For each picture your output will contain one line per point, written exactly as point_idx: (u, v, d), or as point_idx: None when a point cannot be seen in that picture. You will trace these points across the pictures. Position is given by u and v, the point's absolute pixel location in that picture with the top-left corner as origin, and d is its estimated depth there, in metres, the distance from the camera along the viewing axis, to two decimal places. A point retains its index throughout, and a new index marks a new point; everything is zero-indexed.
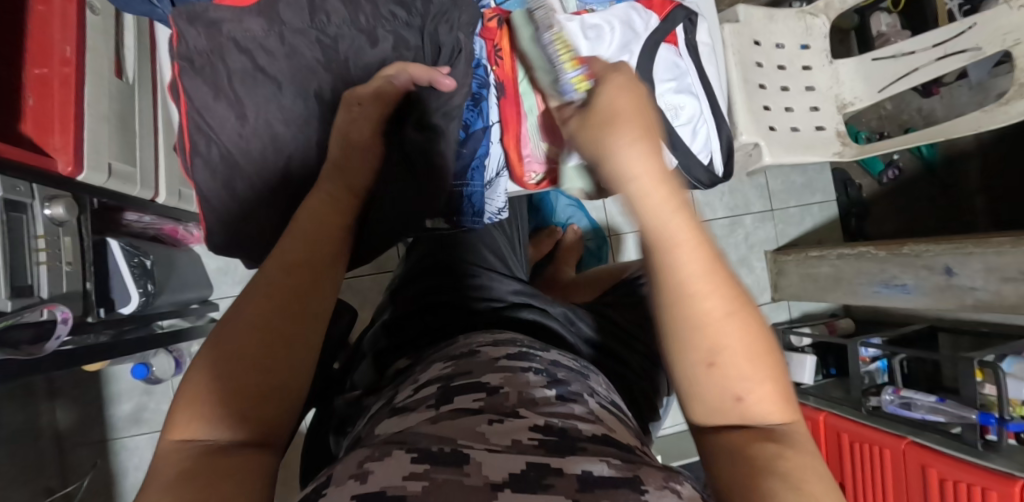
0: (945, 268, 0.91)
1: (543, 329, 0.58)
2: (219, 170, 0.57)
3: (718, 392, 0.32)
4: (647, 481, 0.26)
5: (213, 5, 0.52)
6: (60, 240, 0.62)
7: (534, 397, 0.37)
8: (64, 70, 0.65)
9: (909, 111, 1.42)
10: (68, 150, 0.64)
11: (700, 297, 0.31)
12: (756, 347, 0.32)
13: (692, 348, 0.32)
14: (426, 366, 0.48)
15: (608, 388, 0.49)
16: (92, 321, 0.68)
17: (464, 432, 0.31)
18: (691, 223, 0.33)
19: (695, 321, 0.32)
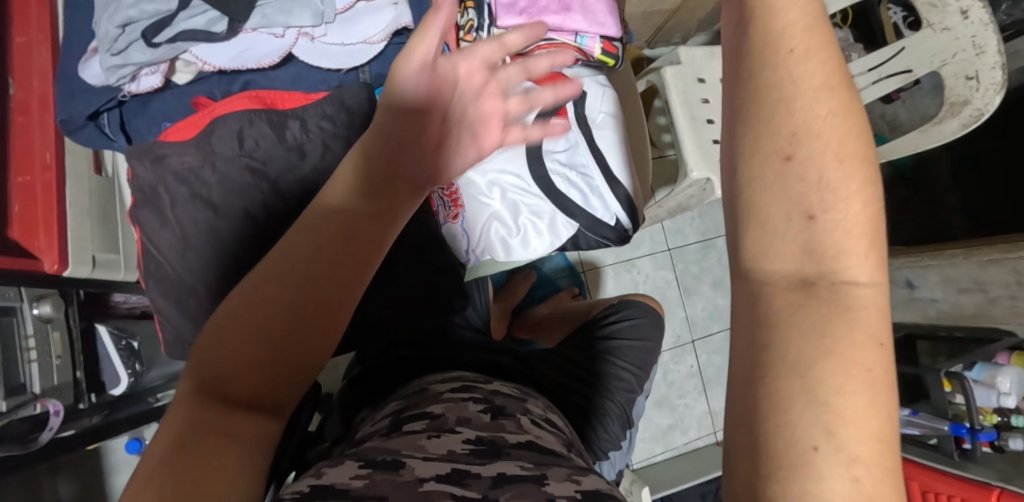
0: (907, 281, 0.94)
1: (495, 364, 0.63)
2: (165, 287, 0.56)
3: (809, 243, 0.25)
4: (552, 477, 0.30)
5: (156, 142, 0.54)
6: (49, 335, 0.66)
7: (472, 420, 0.40)
8: (46, 175, 0.70)
9: (872, 118, 1.39)
10: (54, 249, 0.69)
11: (798, 81, 0.25)
12: (862, 159, 0.25)
13: (768, 125, 0.25)
14: (382, 408, 0.51)
15: (545, 406, 0.53)
16: (84, 407, 0.71)
17: (406, 444, 0.35)
18: (809, 7, 0.26)
19: (770, 101, 0.25)
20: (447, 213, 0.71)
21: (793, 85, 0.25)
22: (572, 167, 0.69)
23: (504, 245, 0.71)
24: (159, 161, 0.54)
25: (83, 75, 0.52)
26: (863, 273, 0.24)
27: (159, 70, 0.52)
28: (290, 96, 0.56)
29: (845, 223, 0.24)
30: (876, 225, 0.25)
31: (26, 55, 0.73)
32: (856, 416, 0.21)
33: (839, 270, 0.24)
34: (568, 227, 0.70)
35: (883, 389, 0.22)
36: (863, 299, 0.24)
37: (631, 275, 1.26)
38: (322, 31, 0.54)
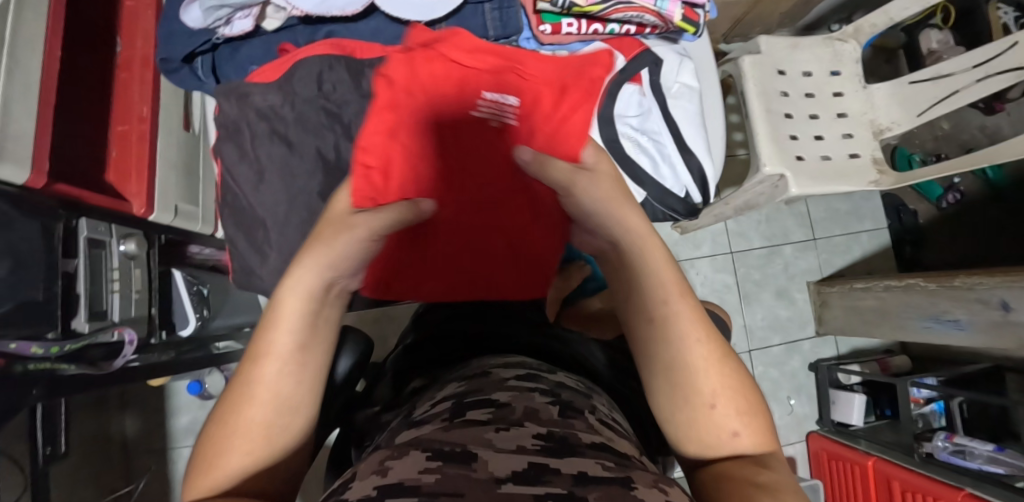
0: (1001, 302, 0.83)
1: (556, 351, 0.59)
2: (241, 222, 0.61)
3: (711, 436, 0.35)
4: (638, 480, 0.27)
5: (245, 83, 0.59)
6: (131, 271, 0.72)
7: (540, 412, 0.37)
8: (141, 126, 0.76)
9: (970, 130, 1.27)
10: (142, 195, 0.74)
11: (690, 355, 0.35)
12: (727, 365, 0.36)
13: (675, 389, 0.35)
14: (439, 386, 0.50)
15: (610, 405, 0.50)
16: (154, 342, 0.77)
17: (474, 437, 0.31)
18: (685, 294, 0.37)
19: (683, 370, 0.35)
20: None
21: (690, 353, 0.35)
22: (643, 133, 0.66)
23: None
24: (243, 102, 0.59)
25: (182, 18, 0.53)
26: (749, 442, 0.35)
27: (250, 14, 0.54)
28: (370, 47, 0.61)
29: (726, 415, 0.35)
30: (749, 397, 0.36)
31: (134, 16, 0.80)
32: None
33: (736, 441, 0.35)
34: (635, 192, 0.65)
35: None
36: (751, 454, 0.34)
37: (689, 275, 1.19)
38: None
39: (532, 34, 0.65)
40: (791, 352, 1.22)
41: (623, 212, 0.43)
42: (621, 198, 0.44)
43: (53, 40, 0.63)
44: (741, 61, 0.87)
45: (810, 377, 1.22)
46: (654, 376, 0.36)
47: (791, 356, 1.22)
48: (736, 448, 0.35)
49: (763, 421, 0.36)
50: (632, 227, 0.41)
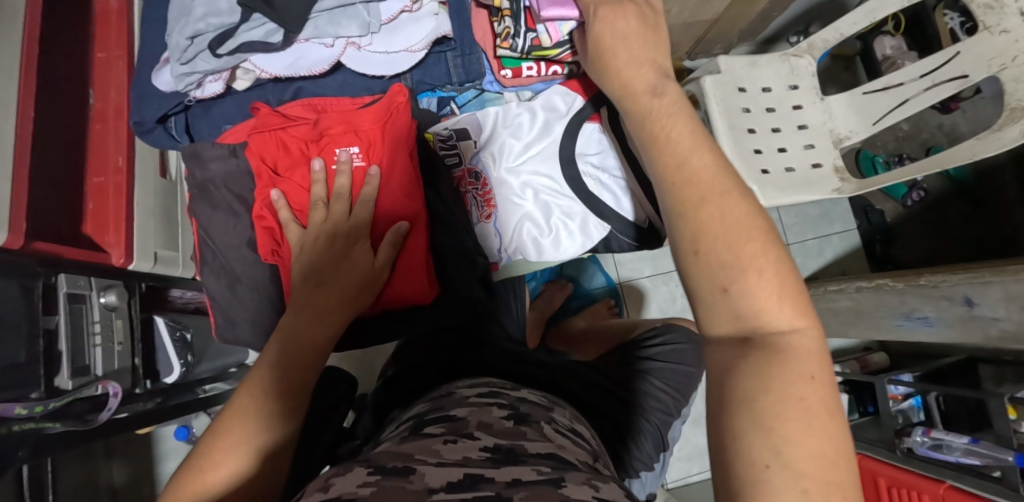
0: (965, 298, 0.87)
1: (528, 374, 0.61)
2: (221, 273, 0.62)
3: (730, 313, 0.38)
4: (569, 479, 0.29)
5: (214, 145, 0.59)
6: (113, 322, 0.72)
7: (492, 426, 0.40)
8: (117, 177, 0.77)
9: (929, 129, 1.32)
10: (121, 244, 0.75)
11: (708, 208, 0.40)
12: (752, 237, 0.38)
13: (689, 240, 0.40)
14: (408, 410, 0.53)
15: (572, 417, 0.53)
16: (140, 391, 0.77)
17: (422, 448, 0.34)
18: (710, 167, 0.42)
19: (692, 217, 0.40)
20: (479, 212, 0.67)
21: (710, 220, 0.40)
22: (605, 171, 0.66)
23: (535, 245, 0.66)
24: (202, 162, 0.59)
25: (153, 82, 0.55)
26: (785, 320, 0.37)
27: (221, 78, 0.55)
28: (339, 102, 0.61)
29: (753, 287, 0.37)
30: (782, 281, 0.37)
31: (105, 69, 0.81)
32: (796, 435, 0.30)
33: (764, 323, 0.37)
34: (600, 229, 0.65)
35: (825, 416, 0.31)
36: (791, 341, 0.36)
37: (670, 288, 1.20)
38: (368, 40, 0.56)
39: (495, 77, 0.63)
40: None
41: (660, 112, 0.46)
42: (663, 102, 0.46)
43: (27, 101, 0.64)
44: (702, 81, 0.91)
45: None
46: (678, 241, 0.41)
47: None
48: (767, 325, 0.37)
49: (806, 306, 0.37)
50: (665, 111, 0.46)
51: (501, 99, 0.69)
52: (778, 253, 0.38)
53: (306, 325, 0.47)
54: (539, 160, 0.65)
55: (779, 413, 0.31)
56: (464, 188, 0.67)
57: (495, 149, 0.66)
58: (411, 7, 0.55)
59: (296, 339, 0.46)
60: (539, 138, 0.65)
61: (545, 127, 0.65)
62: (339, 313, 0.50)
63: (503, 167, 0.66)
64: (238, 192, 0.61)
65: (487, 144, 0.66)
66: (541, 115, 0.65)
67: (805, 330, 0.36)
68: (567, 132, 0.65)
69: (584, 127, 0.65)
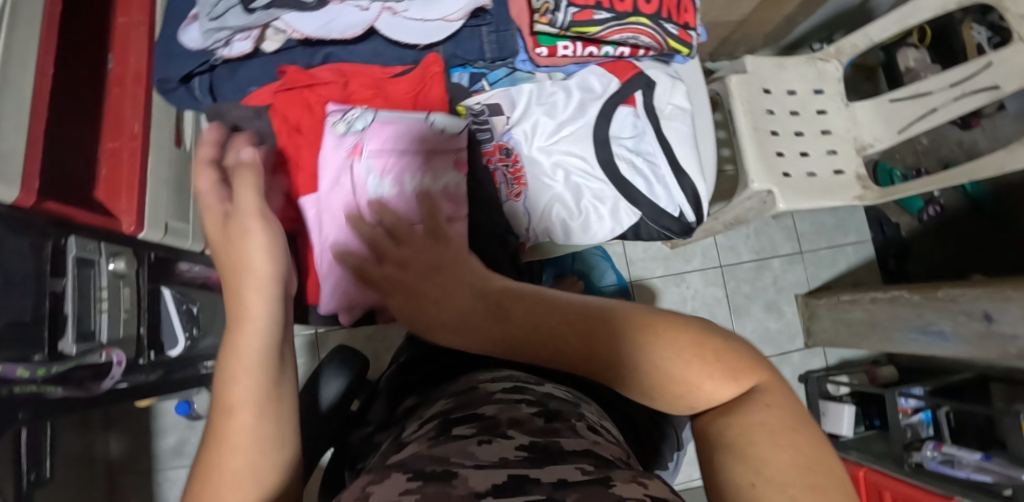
0: (984, 314, 0.86)
1: (549, 368, 0.59)
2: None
3: (732, 456, 0.30)
4: (617, 478, 0.27)
5: (237, 106, 0.56)
6: (120, 291, 0.71)
7: (523, 424, 0.39)
8: (132, 143, 0.75)
9: (948, 145, 1.31)
10: (132, 212, 0.73)
11: (731, 468, 0.26)
12: (777, 430, 0.29)
13: (729, 477, 0.28)
14: (430, 404, 0.51)
15: (599, 414, 0.51)
16: (143, 362, 0.75)
17: (457, 451, 0.32)
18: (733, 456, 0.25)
19: (725, 493, 0.27)
20: (508, 191, 0.62)
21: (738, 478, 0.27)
22: (638, 154, 0.63)
23: (564, 227, 0.62)
24: (224, 122, 0.55)
25: (179, 39, 0.52)
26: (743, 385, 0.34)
27: (251, 36, 0.52)
28: (368, 69, 0.59)
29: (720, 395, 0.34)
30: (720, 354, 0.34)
31: (126, 33, 0.79)
32: (773, 463, 0.27)
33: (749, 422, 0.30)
34: (631, 214, 0.62)
35: (794, 435, 0.29)
36: (767, 416, 0.31)
37: (680, 289, 1.19)
38: (405, 6, 0.54)
39: (528, 55, 0.61)
40: (781, 364, 1.23)
41: (605, 445, 0.20)
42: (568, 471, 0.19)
43: (46, 60, 0.63)
44: (727, 79, 0.90)
45: (799, 388, 1.23)
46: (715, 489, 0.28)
47: (781, 368, 1.23)
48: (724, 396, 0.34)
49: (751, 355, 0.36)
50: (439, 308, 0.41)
51: (532, 79, 0.66)
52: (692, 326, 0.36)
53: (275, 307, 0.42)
54: (572, 140, 0.63)
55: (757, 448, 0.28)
56: (493, 164, 0.62)
57: (528, 127, 0.62)
58: None
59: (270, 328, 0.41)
60: (573, 118, 0.63)
61: (579, 108, 0.63)
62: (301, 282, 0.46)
63: (535, 145, 0.63)
64: None
65: (518, 122, 0.63)
66: (576, 93, 0.63)
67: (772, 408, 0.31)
68: (601, 115, 0.62)
69: (618, 109, 0.63)
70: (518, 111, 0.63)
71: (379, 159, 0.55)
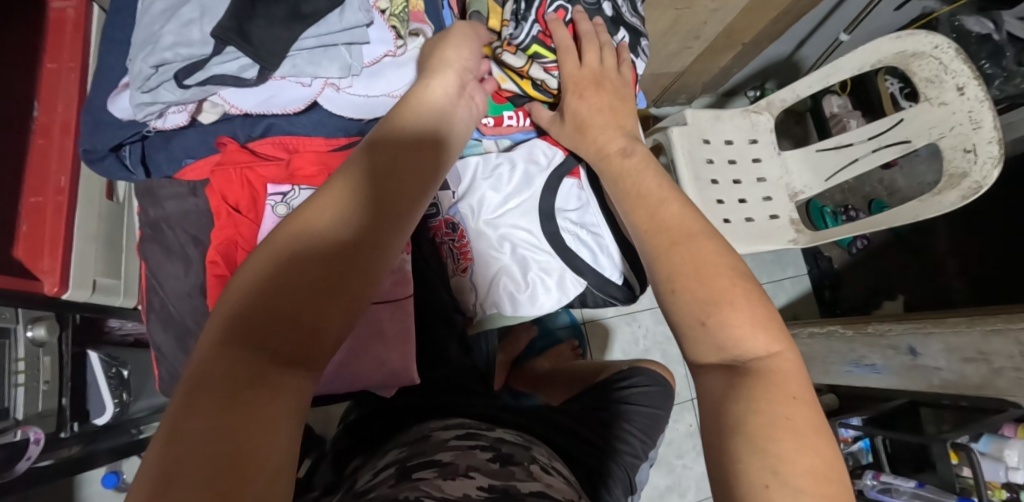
0: (909, 348, 0.92)
1: (497, 417, 0.60)
2: (169, 323, 0.54)
3: (711, 344, 0.38)
4: None
5: (170, 182, 0.53)
6: (40, 360, 0.65)
7: (481, 466, 0.44)
8: (57, 198, 0.70)
9: (870, 183, 1.41)
10: (55, 272, 0.68)
11: (664, 229, 0.45)
12: (722, 279, 0.39)
13: (663, 274, 0.42)
14: (380, 456, 0.52)
15: (548, 455, 0.55)
16: (65, 436, 0.69)
17: (425, 486, 0.39)
18: (698, 243, 0.42)
19: (657, 255, 0.44)
20: (455, 266, 0.63)
21: (668, 260, 0.43)
22: (583, 226, 0.65)
23: (511, 300, 0.63)
24: (156, 200, 0.54)
25: (109, 107, 0.46)
26: (762, 347, 0.37)
27: (186, 109, 0.46)
28: (311, 142, 0.53)
29: (729, 321, 0.38)
30: (760, 312, 0.38)
31: (54, 79, 0.74)
32: (791, 460, 0.30)
33: (742, 351, 0.37)
34: (577, 284, 0.64)
35: (813, 434, 0.32)
36: (773, 364, 0.36)
37: (632, 329, 1.22)
38: (349, 82, 0.48)
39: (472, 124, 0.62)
40: None
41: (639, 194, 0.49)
42: (662, 256, 0.43)
43: None
44: (668, 132, 0.94)
45: None
46: (670, 310, 0.41)
47: None
48: (747, 353, 0.37)
49: (780, 332, 0.38)
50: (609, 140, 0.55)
51: (480, 146, 0.65)
52: (755, 294, 0.39)
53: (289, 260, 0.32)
54: (519, 214, 0.63)
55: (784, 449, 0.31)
56: (441, 238, 0.63)
57: (474, 202, 0.62)
58: (396, 51, 0.48)
59: (259, 355, 0.29)
60: (519, 190, 0.62)
61: (526, 179, 0.63)
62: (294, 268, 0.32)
63: (483, 221, 0.62)
64: (194, 234, 0.55)
65: (465, 196, 0.62)
66: (521, 165, 0.62)
67: (781, 354, 0.37)
68: (548, 185, 0.62)
69: (564, 180, 0.64)
70: (464, 182, 0.62)
71: None
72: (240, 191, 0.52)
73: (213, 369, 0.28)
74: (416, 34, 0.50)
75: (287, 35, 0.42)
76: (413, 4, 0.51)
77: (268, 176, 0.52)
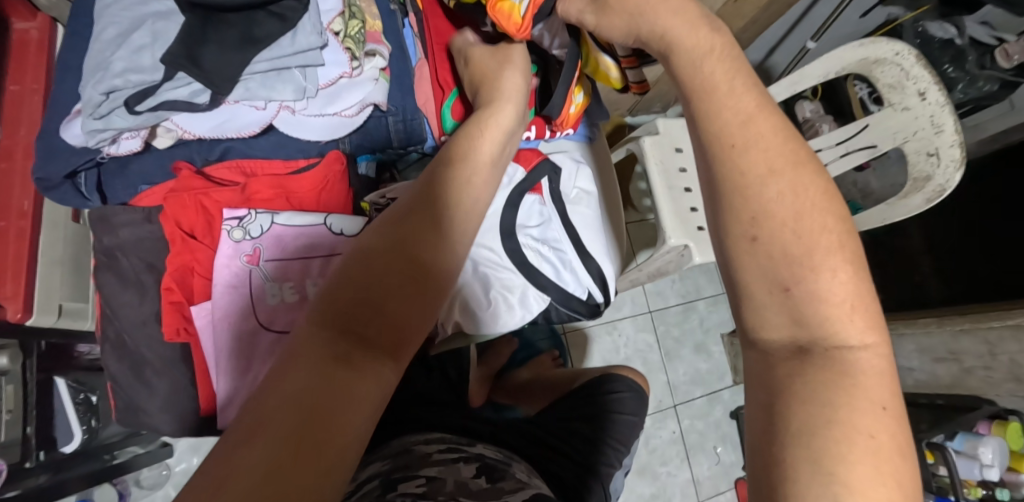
0: (884, 349, 0.96)
1: (473, 429, 0.64)
2: (123, 354, 0.53)
3: (787, 315, 0.32)
4: None
5: (124, 207, 0.53)
6: (3, 389, 0.63)
7: (469, 489, 0.44)
8: (21, 222, 0.69)
9: (845, 186, 1.43)
10: (18, 297, 0.66)
11: (743, 150, 0.35)
12: (824, 232, 0.32)
13: (741, 212, 0.33)
14: (362, 467, 0.51)
15: (528, 471, 0.55)
16: (30, 466, 0.67)
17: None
18: (793, 175, 0.34)
19: (731, 183, 0.34)
20: None
21: (755, 187, 0.34)
22: (545, 242, 0.64)
23: (474, 318, 0.60)
24: (110, 228, 0.53)
25: (60, 134, 0.46)
26: (855, 335, 0.31)
27: (140, 135, 0.46)
28: (269, 165, 0.53)
29: (824, 289, 0.31)
30: (861, 286, 0.32)
31: (16, 102, 0.73)
32: (863, 485, 0.26)
33: (833, 337, 0.31)
34: (540, 301, 0.62)
35: (898, 458, 0.27)
36: (863, 360, 0.31)
37: (613, 337, 1.22)
38: (304, 104, 0.48)
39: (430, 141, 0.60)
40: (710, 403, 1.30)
41: (718, 99, 0.37)
42: (739, 187, 0.34)
43: None
44: (639, 141, 0.94)
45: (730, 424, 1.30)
46: (737, 264, 0.34)
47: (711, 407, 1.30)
48: (834, 338, 0.31)
49: (877, 314, 0.32)
50: (675, 25, 0.41)
51: None
52: (853, 243, 0.33)
53: (371, 261, 0.34)
54: (480, 232, 0.61)
55: (829, 445, 0.27)
56: None
57: None
58: (351, 72, 0.48)
59: (336, 341, 0.30)
60: None
61: None
62: (369, 272, 0.33)
63: None
64: (149, 260, 0.54)
65: None
66: None
67: (876, 348, 0.31)
68: (507, 203, 0.62)
69: (526, 195, 0.64)
70: None
71: (275, 266, 0.53)
72: (194, 215, 0.52)
73: (310, 341, 0.30)
74: (372, 54, 0.50)
75: (238, 58, 0.42)
76: (370, 24, 0.51)
77: (223, 201, 0.53)
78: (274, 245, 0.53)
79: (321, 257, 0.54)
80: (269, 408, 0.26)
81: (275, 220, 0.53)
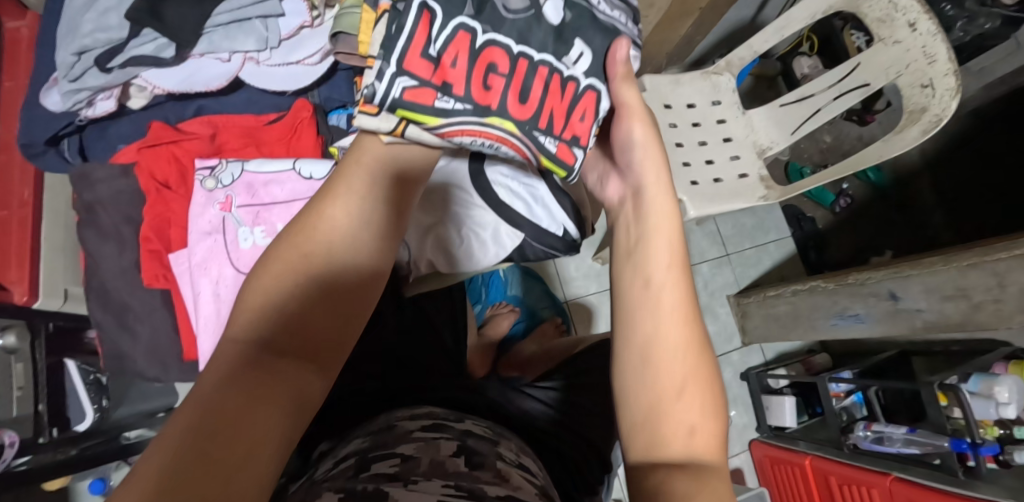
0: (889, 293, 0.91)
1: (466, 401, 0.63)
2: (109, 306, 0.56)
3: (653, 429, 0.35)
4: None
5: (101, 166, 0.55)
6: (11, 367, 0.67)
7: (445, 466, 0.43)
8: (22, 210, 0.72)
9: (849, 140, 1.40)
10: (24, 281, 0.69)
11: (659, 293, 0.37)
12: (694, 371, 0.36)
13: (633, 337, 0.37)
14: (345, 445, 0.51)
15: (517, 450, 0.54)
16: (44, 441, 0.71)
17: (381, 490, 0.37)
18: (687, 320, 0.37)
19: (635, 317, 0.37)
20: None
21: (655, 319, 0.37)
22: (515, 178, 0.63)
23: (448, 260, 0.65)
24: (90, 183, 0.55)
25: (41, 101, 0.49)
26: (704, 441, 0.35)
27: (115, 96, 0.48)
28: (242, 119, 0.58)
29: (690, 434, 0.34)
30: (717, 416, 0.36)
31: (13, 97, 0.76)
32: None
33: (691, 441, 0.34)
34: (513, 237, 0.65)
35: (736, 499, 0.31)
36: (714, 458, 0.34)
37: None
38: (267, 55, 0.53)
39: None
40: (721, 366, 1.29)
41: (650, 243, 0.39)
42: (640, 311, 0.37)
43: None
44: None
45: (743, 386, 1.29)
46: (627, 369, 0.37)
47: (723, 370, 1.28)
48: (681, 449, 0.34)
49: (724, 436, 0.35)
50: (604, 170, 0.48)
51: None
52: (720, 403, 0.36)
53: (287, 268, 0.32)
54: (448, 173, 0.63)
55: None
56: None
57: None
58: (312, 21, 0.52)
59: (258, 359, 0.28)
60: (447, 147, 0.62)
61: None
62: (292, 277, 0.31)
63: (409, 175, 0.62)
64: (126, 214, 0.57)
65: None
66: None
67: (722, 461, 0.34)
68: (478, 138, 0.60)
69: None
70: None
71: (249, 211, 0.55)
72: (170, 170, 0.55)
73: (223, 368, 0.28)
74: (331, 4, 0.53)
75: None
76: None
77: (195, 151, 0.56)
78: (247, 192, 0.55)
79: (291, 200, 0.55)
80: (182, 423, 0.24)
81: (245, 167, 0.56)
